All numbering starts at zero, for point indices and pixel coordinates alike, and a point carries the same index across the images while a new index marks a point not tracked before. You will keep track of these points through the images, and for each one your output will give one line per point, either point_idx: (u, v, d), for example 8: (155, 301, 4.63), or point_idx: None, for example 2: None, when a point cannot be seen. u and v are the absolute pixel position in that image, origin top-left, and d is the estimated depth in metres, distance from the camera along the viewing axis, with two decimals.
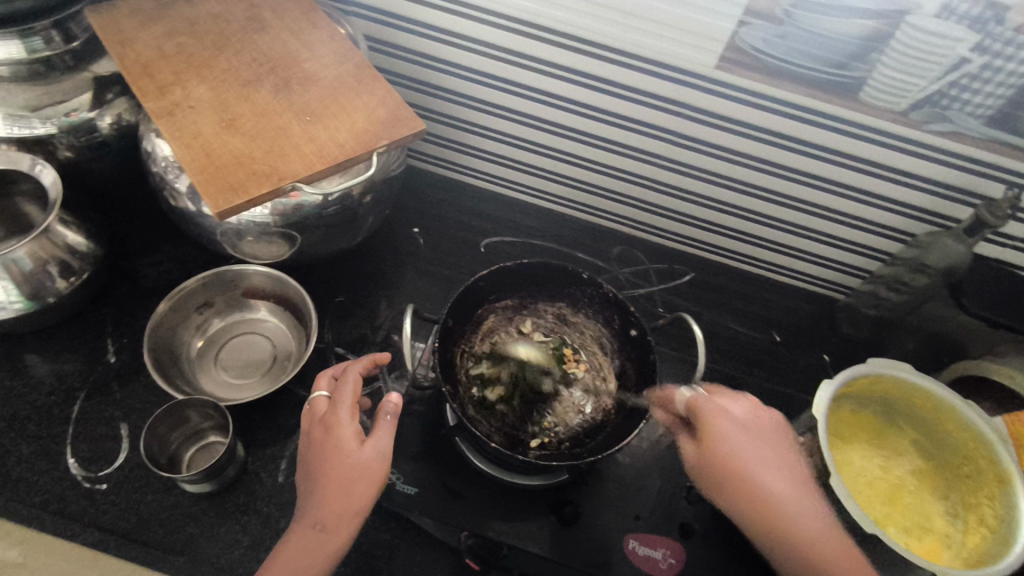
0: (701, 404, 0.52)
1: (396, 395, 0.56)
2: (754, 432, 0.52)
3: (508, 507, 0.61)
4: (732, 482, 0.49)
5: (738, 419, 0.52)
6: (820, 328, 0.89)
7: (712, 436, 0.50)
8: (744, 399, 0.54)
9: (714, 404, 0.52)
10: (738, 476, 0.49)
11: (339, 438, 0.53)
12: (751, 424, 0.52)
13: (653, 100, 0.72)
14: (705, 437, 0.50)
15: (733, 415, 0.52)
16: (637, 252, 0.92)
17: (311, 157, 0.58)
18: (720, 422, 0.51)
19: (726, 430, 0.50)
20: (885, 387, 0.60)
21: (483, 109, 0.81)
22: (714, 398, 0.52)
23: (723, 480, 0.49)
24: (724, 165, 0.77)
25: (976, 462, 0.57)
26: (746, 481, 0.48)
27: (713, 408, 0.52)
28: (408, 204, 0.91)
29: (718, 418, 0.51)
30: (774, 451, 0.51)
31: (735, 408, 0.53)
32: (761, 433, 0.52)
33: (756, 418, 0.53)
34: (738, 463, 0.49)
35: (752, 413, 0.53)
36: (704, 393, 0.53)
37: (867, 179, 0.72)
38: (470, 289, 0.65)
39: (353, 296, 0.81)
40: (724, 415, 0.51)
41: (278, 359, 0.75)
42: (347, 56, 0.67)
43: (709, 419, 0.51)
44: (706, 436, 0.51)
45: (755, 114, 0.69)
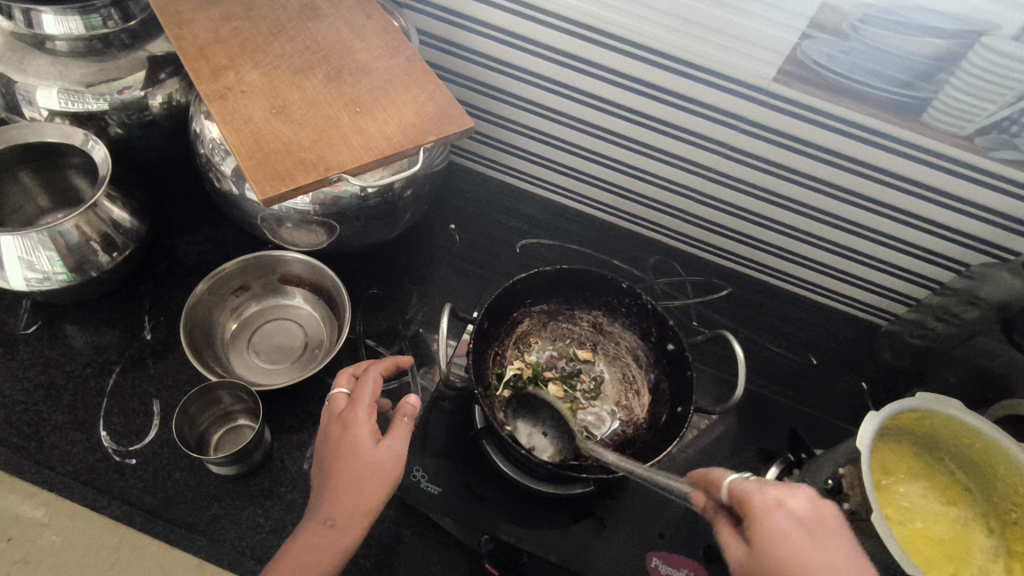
0: (750, 495, 0.44)
1: (415, 396, 0.55)
2: (818, 531, 0.43)
3: (529, 514, 0.61)
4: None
5: (799, 515, 0.43)
6: (859, 354, 0.86)
7: (765, 535, 0.43)
8: (804, 490, 0.45)
9: (768, 497, 0.44)
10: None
11: (354, 436, 0.52)
12: (816, 522, 0.43)
13: (705, 110, 0.70)
14: (759, 539, 0.43)
15: (793, 511, 0.43)
16: (674, 263, 0.91)
17: (358, 148, 0.58)
18: (774, 518, 0.43)
19: (785, 528, 0.42)
20: (931, 422, 0.58)
21: (530, 109, 0.80)
22: (768, 489, 0.44)
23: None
24: (773, 180, 0.75)
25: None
26: None
27: (763, 500, 0.44)
28: (446, 201, 0.91)
29: (772, 514, 0.43)
30: (835, 548, 0.43)
31: (796, 499, 0.44)
32: (824, 536, 0.43)
33: (821, 513, 0.44)
34: (805, 569, 0.41)
35: (813, 510, 0.44)
36: (754, 481, 0.45)
37: (924, 205, 0.69)
38: (508, 292, 0.64)
39: (386, 289, 0.81)
40: (781, 510, 0.43)
41: (310, 347, 0.75)
42: (399, 49, 0.66)
43: (762, 514, 0.43)
44: (760, 533, 0.43)
45: (812, 131, 0.67)
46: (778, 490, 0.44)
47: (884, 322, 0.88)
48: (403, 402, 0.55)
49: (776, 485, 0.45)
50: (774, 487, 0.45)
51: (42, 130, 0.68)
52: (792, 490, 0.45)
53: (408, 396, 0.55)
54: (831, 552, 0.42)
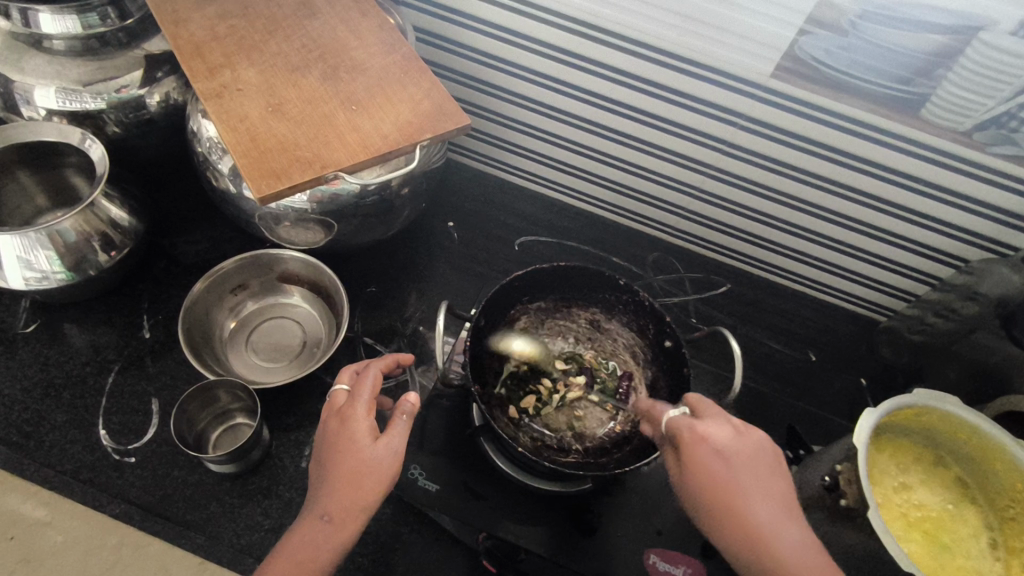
0: (679, 429, 0.48)
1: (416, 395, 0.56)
2: (738, 464, 0.46)
3: (527, 512, 0.61)
4: (732, 529, 0.44)
5: (722, 449, 0.46)
6: (858, 350, 0.86)
7: (697, 470, 0.46)
8: (728, 421, 0.48)
9: (694, 430, 0.47)
10: (727, 517, 0.45)
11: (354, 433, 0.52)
12: (737, 454, 0.46)
13: (704, 107, 0.70)
14: (693, 473, 0.46)
15: (715, 443, 0.46)
16: (673, 260, 0.90)
17: (355, 147, 0.58)
18: (698, 451, 0.46)
19: (714, 463, 0.46)
20: (929, 419, 0.58)
21: (528, 106, 0.80)
22: (694, 423, 0.47)
23: (719, 514, 0.45)
24: (772, 177, 0.75)
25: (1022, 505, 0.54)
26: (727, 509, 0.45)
27: (691, 434, 0.47)
28: (444, 199, 0.91)
29: (696, 447, 0.46)
30: (764, 474, 0.47)
31: (716, 429, 0.47)
32: (746, 467, 0.46)
33: (743, 445, 0.47)
34: (734, 499, 0.45)
35: (736, 439, 0.47)
36: (687, 415, 0.49)
37: (923, 200, 0.69)
38: (506, 289, 0.64)
39: (384, 286, 0.81)
40: (703, 443, 0.46)
41: (308, 346, 0.75)
42: (395, 47, 0.66)
43: (689, 447, 0.47)
44: (690, 465, 0.46)
45: (810, 127, 0.66)
46: (704, 424, 0.47)
47: (883, 318, 0.88)
48: (402, 399, 0.55)
49: (702, 418, 0.48)
50: (699, 420, 0.48)
51: (40, 130, 0.68)
52: (717, 422, 0.48)
53: (407, 394, 0.55)
54: (747, 479, 0.46)
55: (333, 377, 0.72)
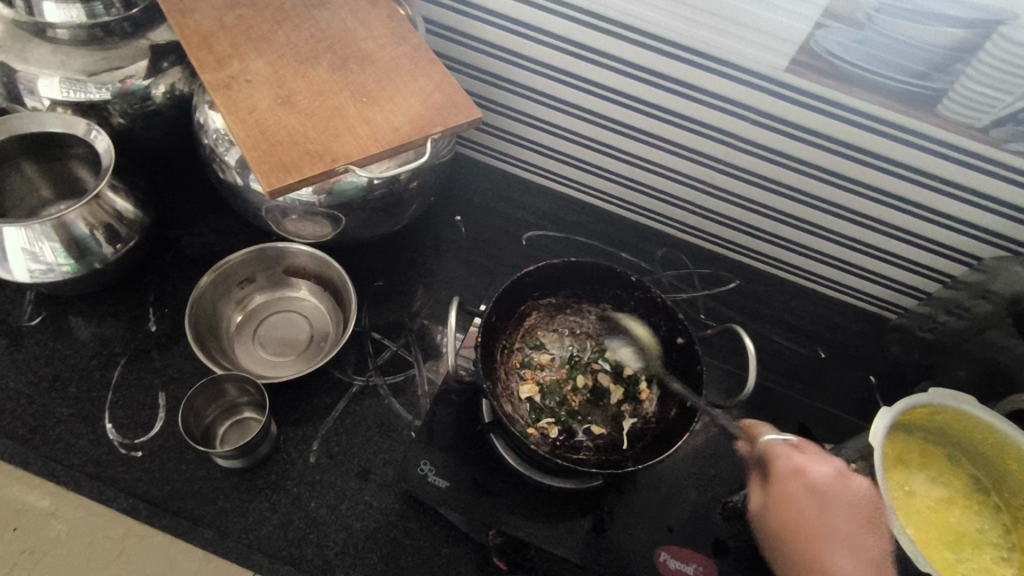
0: (777, 456, 0.52)
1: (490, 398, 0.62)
2: (831, 499, 0.49)
3: (537, 508, 0.60)
4: (793, 549, 0.48)
5: (817, 482, 0.49)
6: (867, 347, 0.85)
7: (783, 495, 0.50)
8: (831, 461, 0.51)
9: (792, 462, 0.51)
10: (798, 537, 0.48)
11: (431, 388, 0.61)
12: (830, 491, 0.49)
13: (717, 102, 0.69)
14: (776, 494, 0.50)
15: (812, 476, 0.50)
16: (681, 256, 0.90)
17: (366, 139, 0.57)
18: (793, 480, 0.50)
19: (800, 492, 0.49)
20: (944, 418, 0.57)
21: (537, 99, 0.79)
22: (794, 455, 0.51)
23: (787, 533, 0.48)
24: (783, 173, 0.74)
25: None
26: (811, 542, 0.47)
27: (789, 464, 0.51)
28: (451, 192, 0.90)
29: (792, 474, 0.50)
30: (854, 520, 0.48)
31: (819, 467, 0.50)
32: (840, 502, 0.49)
33: (843, 485, 0.50)
34: (809, 525, 0.48)
35: (836, 479, 0.50)
36: (787, 445, 0.52)
37: (938, 198, 0.68)
38: (516, 285, 0.63)
39: (391, 281, 0.80)
40: (800, 473, 0.50)
41: (315, 340, 0.74)
42: (405, 38, 0.65)
43: (783, 473, 0.50)
44: (778, 492, 0.50)
45: (825, 122, 0.66)
46: (805, 458, 0.51)
47: (892, 315, 0.87)
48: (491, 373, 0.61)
49: (807, 453, 0.51)
50: (802, 454, 0.51)
51: (45, 120, 0.67)
52: (818, 460, 0.51)
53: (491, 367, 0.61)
54: (840, 520, 0.48)
55: (340, 372, 0.71)
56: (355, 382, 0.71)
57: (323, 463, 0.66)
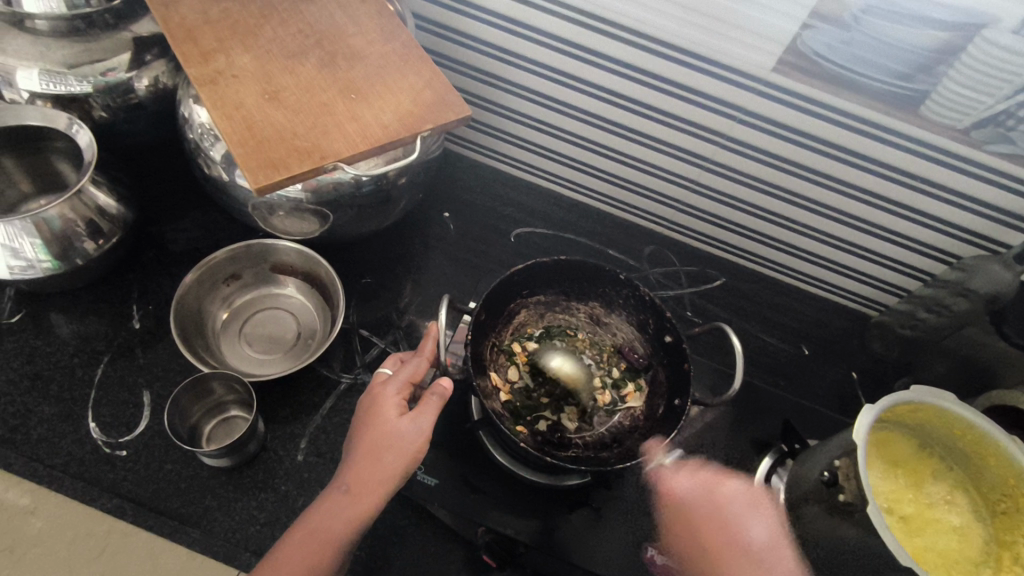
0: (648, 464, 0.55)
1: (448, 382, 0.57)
2: (712, 502, 0.58)
3: (527, 505, 0.61)
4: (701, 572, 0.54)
5: (685, 497, 0.59)
6: (849, 343, 0.87)
7: (677, 515, 0.58)
8: (698, 468, 0.60)
9: (677, 480, 0.60)
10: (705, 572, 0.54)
11: (384, 403, 0.55)
12: (714, 496, 0.58)
13: (706, 102, 0.70)
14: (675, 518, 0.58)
15: (691, 493, 0.59)
16: (669, 253, 0.90)
17: (354, 137, 0.57)
18: (670, 485, 0.60)
19: (694, 506, 0.58)
20: (925, 415, 0.58)
21: (526, 97, 0.79)
22: (677, 471, 0.60)
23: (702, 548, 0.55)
24: (770, 172, 0.75)
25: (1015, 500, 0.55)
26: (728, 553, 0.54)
27: (663, 482, 0.60)
28: (439, 188, 0.90)
29: (669, 504, 0.59)
30: (749, 510, 0.58)
31: (687, 479, 0.60)
32: (726, 506, 0.58)
33: (719, 489, 0.59)
34: (707, 524, 0.56)
35: (709, 486, 0.59)
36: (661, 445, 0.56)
37: (919, 197, 0.69)
38: (506, 282, 0.62)
39: (379, 278, 0.80)
40: (673, 496, 0.60)
41: (302, 337, 0.74)
42: (394, 33, 0.65)
43: (664, 495, 0.60)
44: (674, 514, 0.59)
45: (810, 121, 0.66)
46: (681, 475, 0.60)
47: (875, 313, 0.89)
48: (438, 384, 0.56)
49: (675, 468, 0.61)
50: (673, 470, 0.61)
51: (23, 114, 0.66)
52: (688, 473, 0.60)
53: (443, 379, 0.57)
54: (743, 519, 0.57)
55: (328, 369, 0.71)
56: (343, 380, 0.71)
57: (310, 461, 0.66)
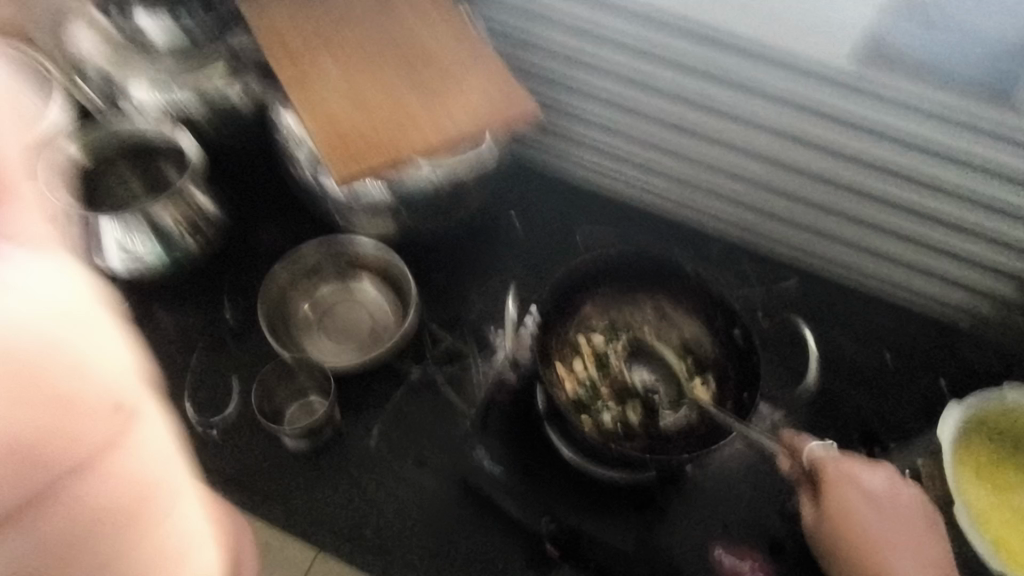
0: (827, 466, 0.54)
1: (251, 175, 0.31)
2: (885, 506, 0.53)
3: (590, 499, 0.62)
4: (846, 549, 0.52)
5: (870, 490, 0.53)
6: (938, 351, 0.81)
7: (833, 503, 0.53)
8: (880, 472, 0.54)
9: (842, 469, 0.53)
10: (848, 541, 0.52)
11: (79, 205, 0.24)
12: (883, 497, 0.53)
13: (778, 97, 0.68)
14: (832, 507, 0.52)
15: (865, 484, 0.53)
16: (742, 255, 0.85)
17: (430, 131, 0.61)
18: (845, 491, 0.53)
19: (863, 508, 0.52)
20: (1015, 421, 0.56)
21: (595, 95, 0.78)
22: (844, 462, 0.54)
23: (842, 542, 0.52)
24: (848, 169, 0.71)
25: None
26: (872, 554, 0.52)
27: (839, 472, 0.54)
28: (503, 187, 0.88)
29: (844, 485, 0.53)
30: (907, 524, 0.52)
31: (869, 478, 0.54)
32: (897, 512, 0.53)
33: (900, 496, 0.54)
34: (863, 544, 0.52)
35: (889, 488, 0.54)
36: (835, 454, 0.55)
37: (1008, 191, 0.66)
38: (571, 275, 0.63)
39: (446, 275, 0.79)
40: (853, 482, 0.53)
41: (376, 331, 0.76)
42: (470, 39, 0.68)
43: (835, 483, 0.53)
44: (829, 505, 0.53)
45: (898, 115, 0.64)
46: (856, 467, 0.54)
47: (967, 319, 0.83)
48: None
49: (852, 461, 0.54)
50: (851, 462, 0.54)
51: (140, 124, 0.75)
52: (874, 472, 0.54)
53: None
54: (898, 529, 0.52)
55: (398, 363, 0.72)
56: (413, 372, 0.72)
57: (382, 448, 0.68)
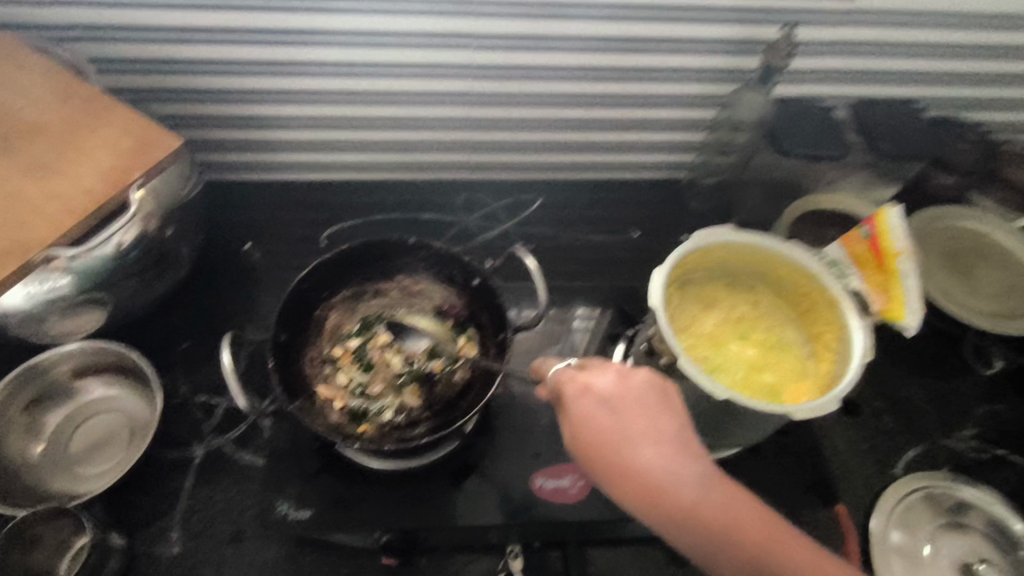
0: (564, 383, 0.49)
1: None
2: (625, 405, 0.46)
3: (410, 494, 0.61)
4: (594, 453, 0.45)
5: (602, 393, 0.47)
6: (672, 210, 0.89)
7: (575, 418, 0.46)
8: (612, 368, 0.48)
9: (576, 381, 0.48)
10: (592, 446, 0.45)
11: None
12: (618, 396, 0.46)
13: (429, 43, 0.67)
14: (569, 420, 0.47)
15: (595, 388, 0.47)
16: (483, 194, 0.88)
17: (57, 215, 0.53)
18: (582, 402, 0.47)
19: (589, 410, 0.46)
20: (717, 255, 0.61)
21: (259, 100, 0.72)
22: (576, 374, 0.48)
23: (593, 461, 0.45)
24: (524, 85, 0.73)
25: (817, 311, 0.59)
26: (624, 463, 0.43)
27: (574, 386, 0.48)
28: (229, 221, 0.83)
29: (579, 397, 0.47)
30: (652, 414, 0.45)
31: (601, 377, 0.48)
32: (631, 403, 0.46)
33: (628, 386, 0.47)
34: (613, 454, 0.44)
35: (620, 382, 0.47)
36: (571, 369, 0.50)
37: (652, 57, 0.70)
38: (294, 295, 0.60)
39: (198, 338, 0.74)
40: (587, 392, 0.47)
41: (134, 430, 0.67)
42: (70, 93, 0.59)
43: (573, 399, 0.47)
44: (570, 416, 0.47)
45: (535, 25, 0.65)
46: (587, 373, 0.48)
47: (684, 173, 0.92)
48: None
49: (584, 369, 0.49)
50: (584, 371, 0.49)
51: None
52: (601, 370, 0.48)
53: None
54: (640, 422, 0.45)
55: (172, 450, 0.67)
56: (196, 454, 0.67)
57: (188, 548, 0.62)
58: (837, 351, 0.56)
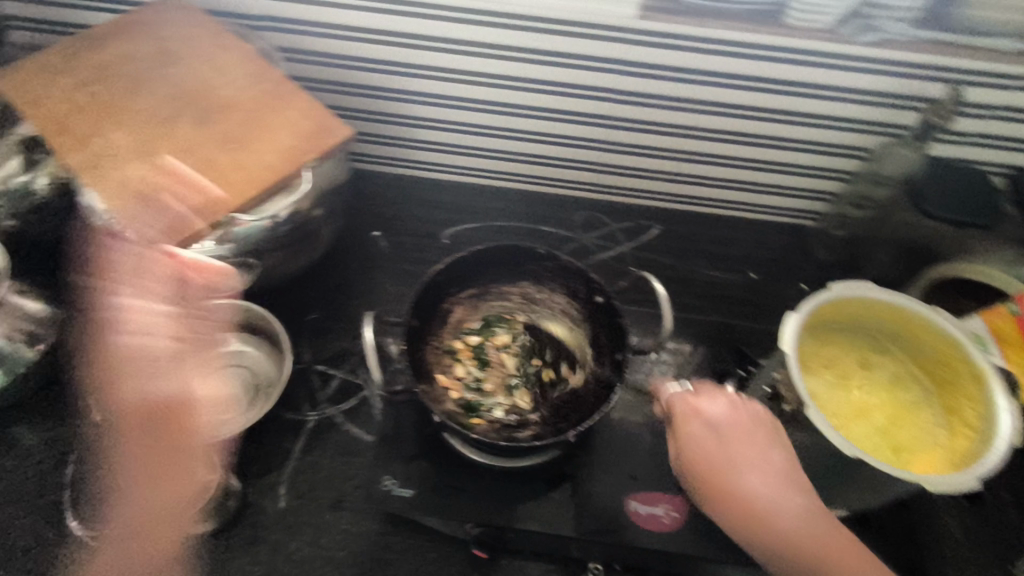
0: (674, 403, 0.54)
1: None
2: (732, 435, 0.52)
3: (508, 492, 0.62)
4: (702, 476, 0.51)
5: (711, 418, 0.53)
6: (794, 257, 0.87)
7: (685, 440, 0.52)
8: (722, 398, 0.54)
9: (688, 404, 0.54)
10: (701, 466, 0.51)
11: None
12: (727, 426, 0.52)
13: (587, 63, 0.69)
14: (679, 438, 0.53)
15: (706, 415, 0.53)
16: (602, 215, 0.89)
17: (241, 181, 0.58)
18: (693, 423, 0.53)
19: (698, 435, 0.52)
20: (853, 310, 0.60)
21: (414, 100, 0.78)
22: (688, 398, 0.54)
23: (697, 481, 0.51)
24: (668, 114, 0.74)
25: (958, 387, 0.56)
26: (728, 488, 0.50)
27: (687, 407, 0.53)
28: (362, 209, 0.88)
29: (691, 419, 0.53)
30: (759, 448, 0.52)
31: (712, 405, 0.53)
32: (737, 436, 0.52)
33: (735, 416, 0.53)
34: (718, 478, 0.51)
35: (730, 412, 0.53)
36: (682, 391, 0.55)
37: (800, 101, 0.70)
38: (431, 285, 0.63)
39: (325, 312, 0.80)
40: (698, 416, 0.53)
41: (259, 387, 0.73)
42: (261, 77, 0.65)
43: (684, 419, 0.53)
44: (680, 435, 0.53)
45: (693, 57, 0.67)
46: (698, 398, 0.54)
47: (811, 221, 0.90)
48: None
49: (696, 393, 0.54)
50: (695, 395, 0.54)
51: None
52: (711, 398, 0.54)
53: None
54: (746, 454, 0.51)
55: (291, 412, 0.72)
56: (309, 419, 0.72)
57: (293, 505, 0.67)
58: (977, 429, 0.54)
